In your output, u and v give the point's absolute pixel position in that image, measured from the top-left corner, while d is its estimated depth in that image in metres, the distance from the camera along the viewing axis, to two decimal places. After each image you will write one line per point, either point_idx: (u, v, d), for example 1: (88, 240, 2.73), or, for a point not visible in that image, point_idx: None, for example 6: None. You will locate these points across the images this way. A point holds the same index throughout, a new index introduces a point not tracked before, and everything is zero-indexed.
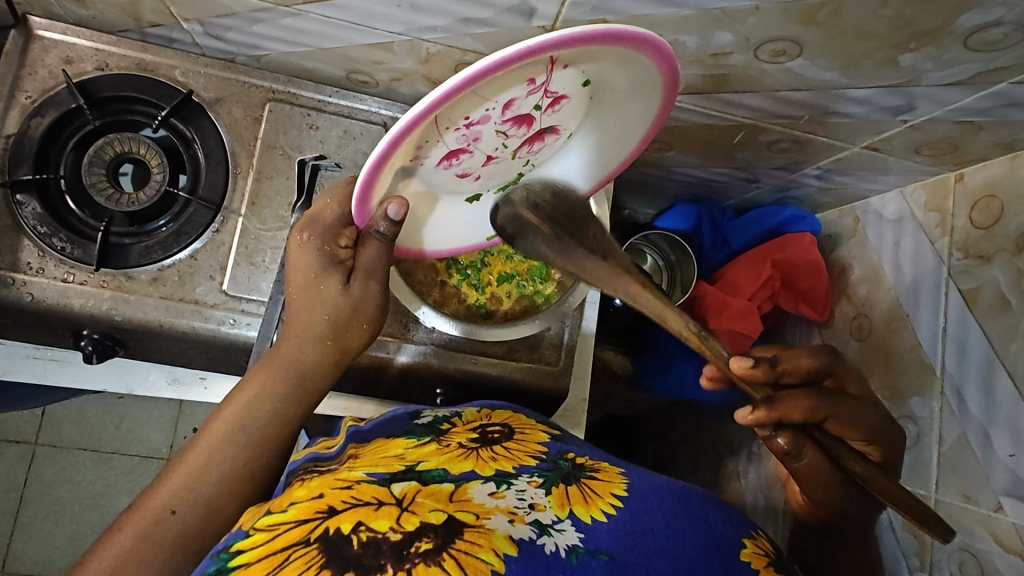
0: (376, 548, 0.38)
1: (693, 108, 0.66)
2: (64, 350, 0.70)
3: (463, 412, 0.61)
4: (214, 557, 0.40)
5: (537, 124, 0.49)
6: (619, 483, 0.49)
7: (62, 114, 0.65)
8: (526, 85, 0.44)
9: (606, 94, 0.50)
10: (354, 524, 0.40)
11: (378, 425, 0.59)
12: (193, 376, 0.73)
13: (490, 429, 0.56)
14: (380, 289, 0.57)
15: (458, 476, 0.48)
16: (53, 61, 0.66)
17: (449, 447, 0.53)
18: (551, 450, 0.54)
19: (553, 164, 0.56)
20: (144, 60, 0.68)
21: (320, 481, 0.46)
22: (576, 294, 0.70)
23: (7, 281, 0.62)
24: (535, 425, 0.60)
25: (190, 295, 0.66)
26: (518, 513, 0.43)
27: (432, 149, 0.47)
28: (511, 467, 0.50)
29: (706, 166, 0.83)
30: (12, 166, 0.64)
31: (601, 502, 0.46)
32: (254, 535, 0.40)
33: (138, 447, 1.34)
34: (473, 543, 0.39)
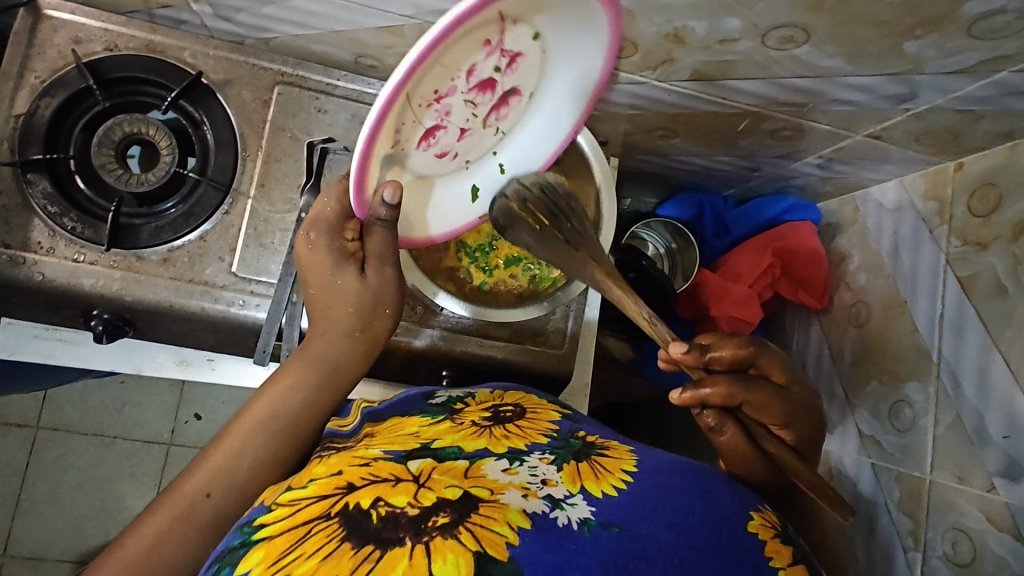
0: (395, 521, 0.39)
1: (697, 95, 0.67)
2: (72, 331, 0.71)
3: (476, 394, 0.62)
4: (238, 530, 0.42)
5: (500, 86, 0.51)
6: (629, 459, 0.51)
7: (72, 94, 0.65)
8: (487, 45, 0.46)
9: (559, 47, 0.51)
10: (373, 499, 0.41)
11: (391, 405, 0.61)
12: (201, 358, 0.74)
13: (503, 408, 0.58)
14: (395, 272, 0.58)
15: (472, 453, 0.49)
16: (62, 41, 0.66)
17: (463, 425, 0.54)
18: (562, 428, 0.55)
19: (521, 127, 0.58)
20: (153, 41, 0.68)
21: (339, 458, 0.48)
22: (584, 278, 0.70)
23: (18, 260, 0.63)
24: (546, 404, 0.61)
25: (199, 276, 0.67)
26: (531, 488, 0.44)
27: (409, 131, 0.49)
28: (522, 445, 0.51)
29: (708, 154, 0.84)
30: (22, 146, 0.64)
31: (612, 478, 0.47)
32: (277, 509, 0.42)
33: (139, 432, 1.34)
34: (489, 517, 0.40)
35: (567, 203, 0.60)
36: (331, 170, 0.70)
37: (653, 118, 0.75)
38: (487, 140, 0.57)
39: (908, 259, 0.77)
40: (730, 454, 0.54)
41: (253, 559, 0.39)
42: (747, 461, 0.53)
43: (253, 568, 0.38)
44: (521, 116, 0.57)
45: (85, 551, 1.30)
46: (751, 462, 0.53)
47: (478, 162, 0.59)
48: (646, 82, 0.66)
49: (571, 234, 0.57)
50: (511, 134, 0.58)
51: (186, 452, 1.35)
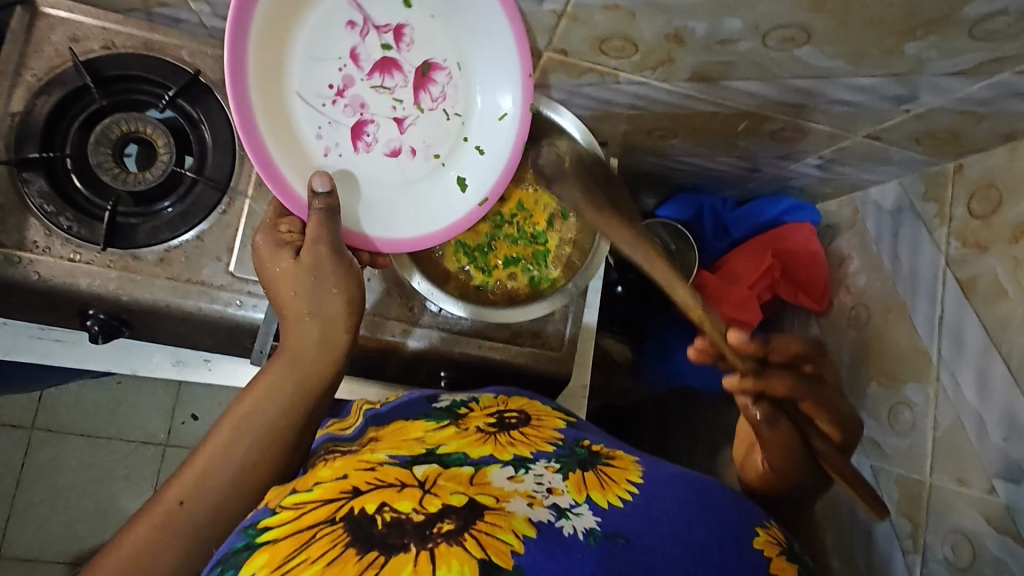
0: (400, 526, 0.39)
1: (697, 95, 0.67)
2: (68, 331, 0.70)
3: (480, 398, 0.62)
4: (242, 532, 0.42)
5: (404, 65, 0.65)
6: (634, 470, 0.50)
7: (69, 92, 0.65)
8: (353, 29, 0.63)
9: (440, 10, 0.63)
10: (378, 504, 0.41)
11: (395, 408, 0.61)
12: (197, 358, 0.74)
13: (508, 415, 0.58)
14: (331, 250, 0.59)
15: (478, 460, 0.49)
16: (59, 40, 0.65)
17: (467, 432, 0.54)
18: (567, 437, 0.55)
19: (472, 109, 0.68)
20: (151, 40, 0.68)
21: (344, 461, 0.47)
22: (581, 278, 0.70)
23: (13, 260, 0.62)
24: (550, 411, 0.61)
25: (196, 276, 0.66)
26: (537, 497, 0.44)
27: (339, 130, 0.65)
28: (528, 452, 0.51)
29: (708, 156, 0.84)
30: (18, 144, 0.63)
31: (617, 488, 0.47)
32: (282, 512, 0.42)
33: (136, 433, 1.34)
34: (494, 525, 0.40)
35: (612, 174, 0.67)
36: None
37: (653, 119, 0.75)
38: (443, 127, 0.68)
39: (908, 263, 0.77)
40: (773, 450, 0.51)
41: (257, 563, 0.38)
42: (792, 457, 0.51)
43: (257, 571, 0.38)
44: (464, 91, 0.67)
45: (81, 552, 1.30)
46: (795, 461, 0.51)
47: (452, 155, 0.69)
48: (646, 83, 0.66)
49: (614, 198, 0.64)
50: (469, 118, 0.68)
51: (183, 453, 1.35)
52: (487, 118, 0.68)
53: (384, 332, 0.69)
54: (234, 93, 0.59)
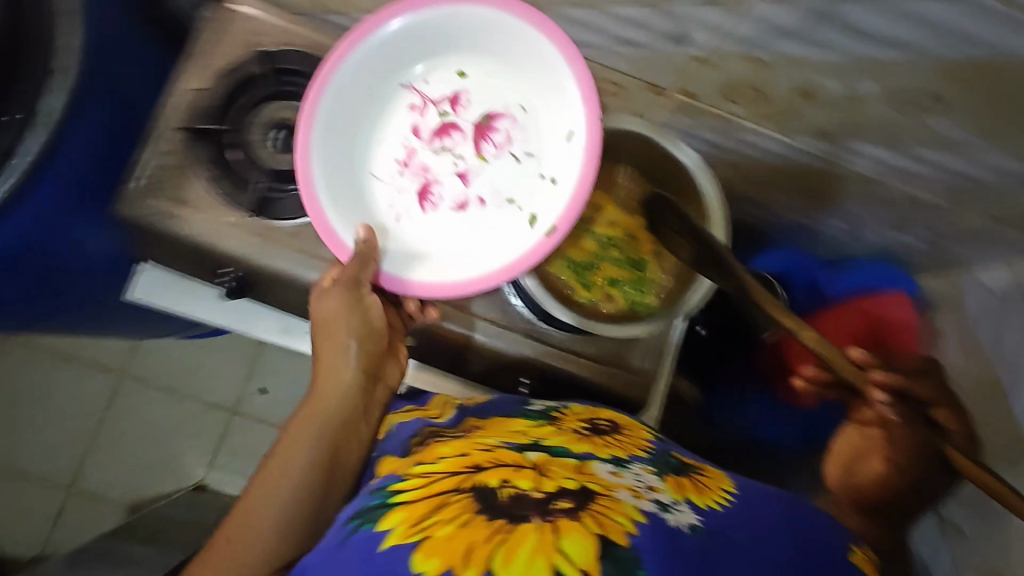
0: (521, 501, 0.43)
1: (814, 154, 0.69)
2: (199, 284, 0.79)
3: (571, 406, 0.64)
4: (375, 493, 0.48)
5: (462, 125, 0.66)
6: (725, 481, 0.52)
7: (242, 77, 0.73)
8: (412, 104, 0.66)
9: (494, 64, 0.64)
10: (500, 480, 0.46)
11: (492, 405, 0.64)
12: (304, 328, 0.82)
13: (600, 421, 0.60)
14: (348, 293, 0.60)
15: (579, 454, 0.51)
16: (244, 33, 0.75)
17: (565, 430, 0.56)
18: (657, 447, 0.56)
19: (535, 147, 0.65)
20: (318, 42, 0.76)
21: (460, 442, 0.53)
22: (695, 294, 0.67)
23: (171, 214, 0.71)
24: (638, 423, 0.63)
25: (319, 252, 0.73)
26: (639, 490, 0.46)
27: (406, 195, 0.66)
28: (623, 454, 0.53)
29: (808, 212, 0.86)
30: (195, 116, 0.73)
31: (713, 494, 0.49)
32: (411, 480, 0.48)
33: (209, 396, 1.43)
34: (607, 507, 0.43)
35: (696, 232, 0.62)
36: None
37: (763, 171, 0.78)
38: (507, 170, 0.66)
39: None
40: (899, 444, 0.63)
41: (397, 518, 0.44)
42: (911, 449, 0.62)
43: (396, 526, 0.43)
44: (527, 131, 0.65)
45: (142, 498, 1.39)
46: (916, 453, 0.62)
47: (522, 195, 0.64)
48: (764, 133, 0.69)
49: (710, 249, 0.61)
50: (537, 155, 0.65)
51: (247, 423, 1.43)
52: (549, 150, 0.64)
53: (478, 329, 0.74)
54: (301, 180, 0.59)
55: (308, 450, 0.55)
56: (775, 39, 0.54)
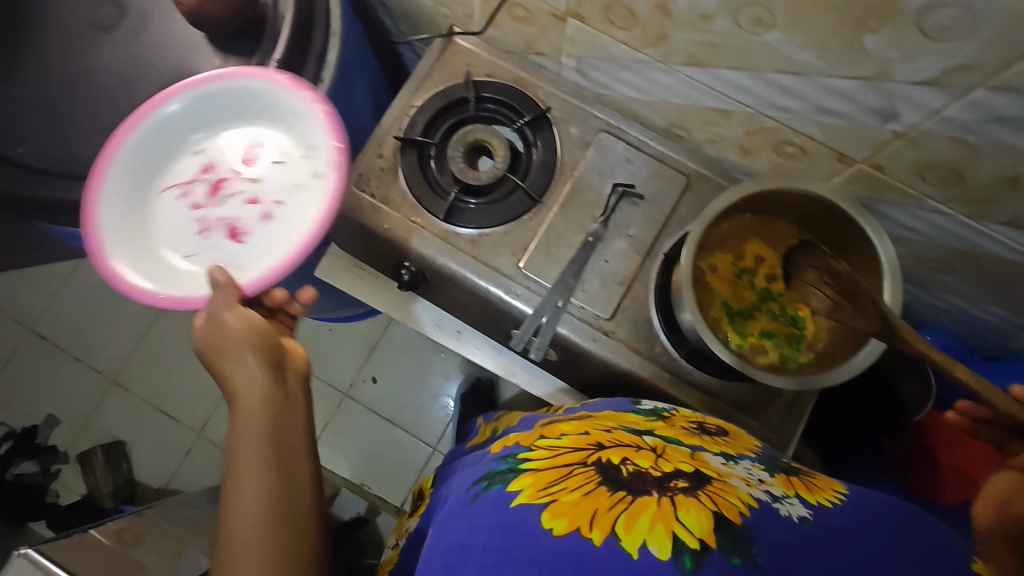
0: (642, 477, 0.48)
1: (1004, 240, 0.68)
2: (375, 273, 0.91)
3: (678, 409, 0.67)
4: (503, 461, 0.54)
5: (225, 176, 0.75)
6: (836, 486, 0.54)
7: (454, 100, 0.84)
8: (176, 188, 0.75)
9: (207, 111, 0.74)
10: (621, 458, 0.50)
11: (603, 402, 0.69)
12: (452, 328, 0.91)
13: (708, 423, 0.63)
14: (233, 311, 0.64)
15: (692, 445, 0.55)
16: (460, 62, 0.86)
17: (675, 425, 0.60)
18: (764, 451, 0.60)
19: (297, 153, 0.74)
20: (521, 77, 0.86)
21: (578, 426, 0.58)
22: (865, 354, 0.64)
23: (376, 209, 0.82)
24: (743, 432, 0.65)
25: (493, 261, 0.81)
26: (751, 481, 0.50)
27: (225, 255, 0.72)
28: (733, 451, 0.56)
29: (977, 300, 0.83)
30: (410, 129, 0.84)
31: (823, 493, 0.52)
32: (535, 452, 0.53)
33: (328, 374, 1.57)
34: (722, 490, 0.47)
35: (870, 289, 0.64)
36: (622, 210, 0.82)
37: (937, 250, 0.77)
38: (272, 181, 0.75)
39: None
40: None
41: (524, 481, 0.49)
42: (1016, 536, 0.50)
43: (525, 487, 0.48)
44: (270, 157, 0.75)
45: None
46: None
47: (309, 176, 0.73)
48: (950, 214, 0.69)
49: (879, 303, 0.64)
50: (300, 148, 0.74)
51: (356, 406, 1.55)
52: (302, 146, 0.74)
53: (625, 359, 0.78)
54: (142, 291, 0.68)
55: (253, 435, 0.60)
56: (991, 126, 0.55)
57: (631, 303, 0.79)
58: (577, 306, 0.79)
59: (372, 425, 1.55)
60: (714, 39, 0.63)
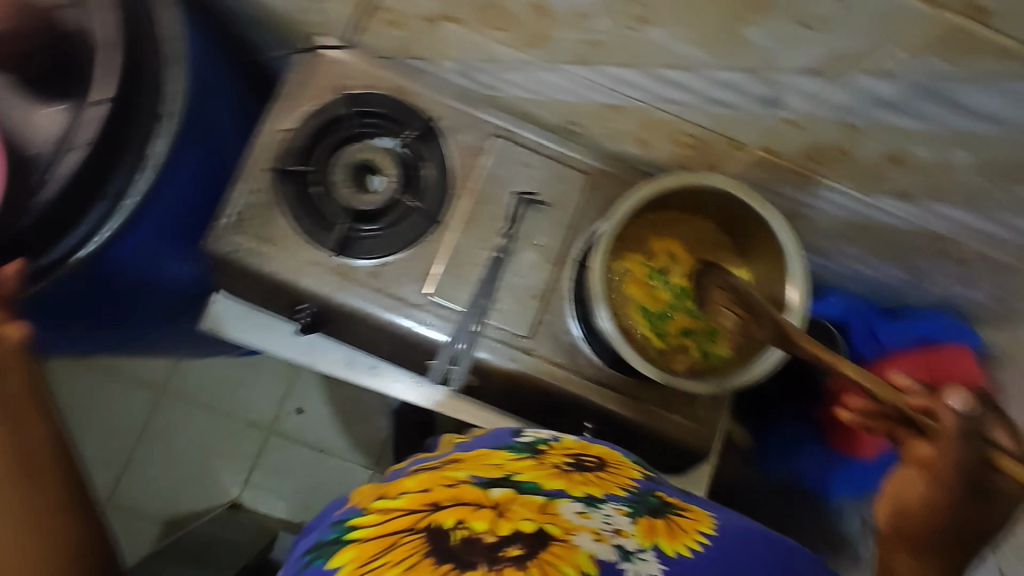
0: (472, 546, 0.43)
1: (891, 210, 0.70)
2: (269, 316, 0.79)
3: (564, 438, 0.58)
4: (334, 525, 0.48)
5: None
6: (706, 521, 0.51)
7: (329, 119, 0.76)
8: None
9: None
10: (455, 521, 0.44)
11: (479, 438, 0.59)
12: (366, 362, 0.80)
13: (585, 456, 0.55)
14: None
15: (550, 491, 0.48)
16: (329, 75, 0.77)
17: (545, 464, 0.52)
18: (641, 485, 0.53)
19: None
20: (400, 85, 0.79)
21: (428, 474, 0.50)
22: (770, 357, 0.64)
23: (257, 251, 0.73)
24: (629, 458, 0.58)
25: (398, 291, 0.74)
26: (603, 534, 0.45)
27: None
28: (599, 492, 0.50)
29: (872, 262, 0.86)
30: (283, 157, 0.75)
31: (686, 537, 0.47)
32: (369, 515, 0.47)
33: (246, 413, 1.45)
34: (557, 557, 0.42)
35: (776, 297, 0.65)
36: (526, 219, 0.78)
37: (833, 222, 0.78)
38: None
39: None
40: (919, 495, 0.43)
41: (347, 556, 0.44)
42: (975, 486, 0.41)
43: (346, 564, 0.43)
44: None
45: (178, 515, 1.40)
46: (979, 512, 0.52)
47: None
48: (842, 189, 0.70)
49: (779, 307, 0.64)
50: None
51: (283, 441, 1.44)
52: None
53: (548, 375, 0.75)
54: None
55: None
56: (870, 109, 0.55)
57: (547, 316, 0.76)
58: (493, 328, 0.75)
59: (302, 459, 1.45)
60: (596, 37, 0.59)
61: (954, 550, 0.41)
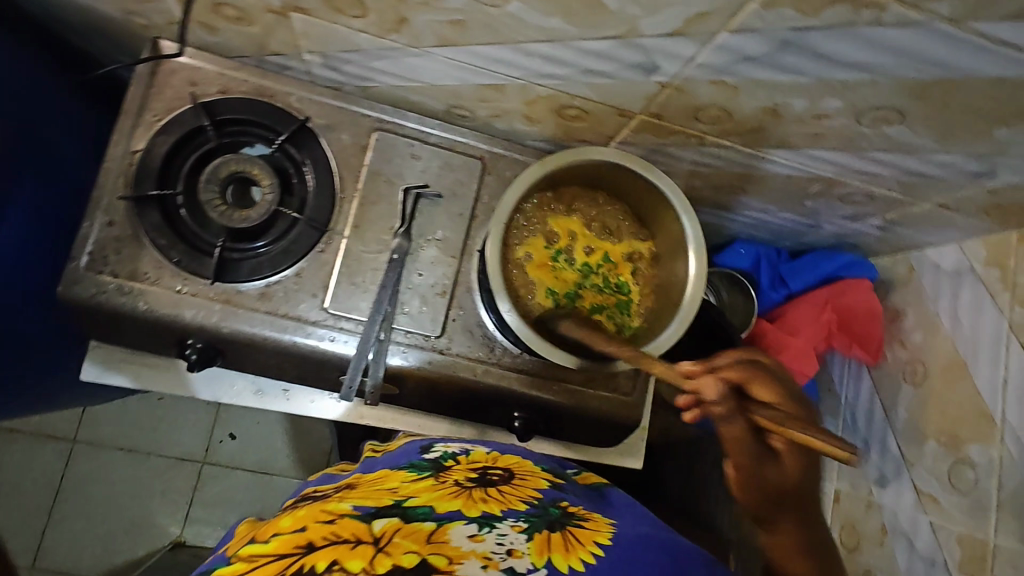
0: None
1: (779, 159, 0.71)
2: (159, 357, 0.74)
3: (472, 452, 0.69)
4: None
5: None
6: (605, 532, 0.56)
7: (186, 132, 0.69)
8: None
9: None
10: (329, 562, 0.45)
11: (389, 457, 0.68)
12: (277, 388, 0.77)
13: (490, 472, 0.63)
14: None
15: (442, 515, 0.53)
16: (179, 83, 0.69)
17: (446, 482, 0.59)
18: (544, 497, 0.60)
19: None
20: (263, 85, 0.72)
21: (310, 512, 0.53)
22: (677, 323, 0.64)
23: (125, 290, 0.65)
24: (536, 472, 0.66)
25: (293, 311, 0.70)
26: (493, 559, 0.48)
27: None
28: (497, 510, 0.55)
29: (772, 211, 0.88)
30: (137, 181, 0.67)
31: (580, 551, 0.51)
32: (235, 563, 0.47)
33: (173, 449, 1.36)
34: None
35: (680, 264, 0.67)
36: (422, 214, 0.74)
37: (730, 177, 0.79)
38: None
39: (969, 326, 0.79)
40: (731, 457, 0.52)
41: None
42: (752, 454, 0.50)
43: None
44: None
45: (113, 568, 1.31)
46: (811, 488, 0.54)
47: None
48: (730, 146, 0.70)
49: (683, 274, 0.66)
50: None
51: (218, 471, 1.36)
52: None
53: (467, 371, 0.73)
54: None
55: None
56: (741, 66, 0.53)
57: (458, 312, 0.74)
58: (402, 333, 0.72)
59: (242, 485, 1.37)
60: (456, 16, 0.55)
61: (777, 502, 0.52)
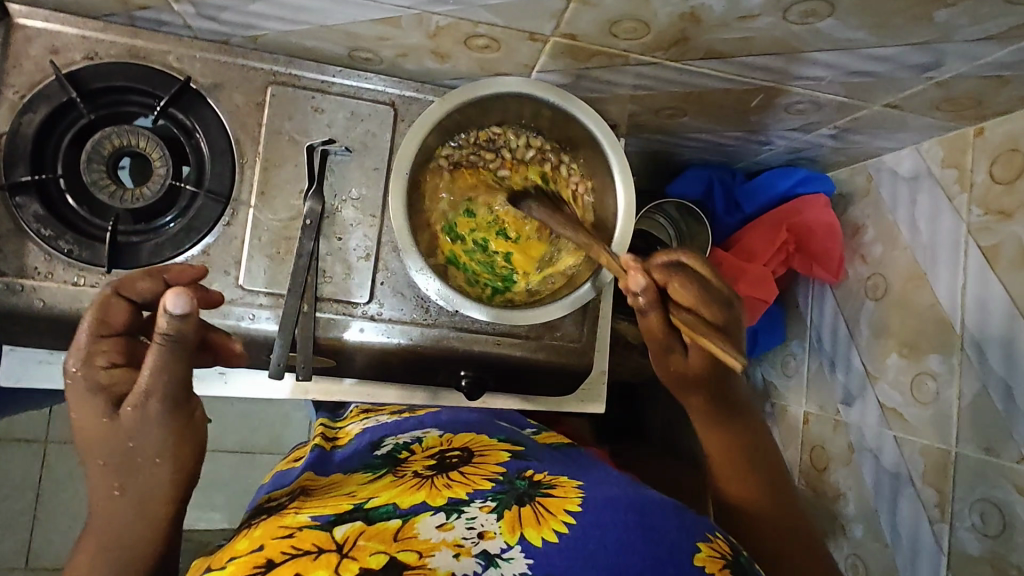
0: None
1: (711, 72, 0.65)
2: None
3: (424, 438, 0.69)
4: None
5: None
6: (574, 497, 0.53)
7: (56, 108, 0.62)
8: None
9: None
10: None
11: (341, 456, 0.69)
12: (212, 371, 0.71)
13: (448, 455, 0.63)
14: (161, 407, 0.51)
15: (408, 510, 0.51)
16: (38, 52, 0.62)
17: (403, 476, 0.59)
18: (508, 471, 0.59)
19: None
20: (135, 46, 0.64)
21: (266, 530, 0.50)
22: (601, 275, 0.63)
23: (15, 288, 0.62)
24: (496, 446, 0.65)
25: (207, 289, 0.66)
26: (465, 545, 0.46)
27: None
28: (463, 494, 0.54)
29: (718, 131, 0.82)
30: (8, 166, 0.61)
31: (553, 521, 0.50)
32: None
33: None
34: None
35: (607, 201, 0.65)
36: (333, 173, 0.68)
37: (667, 98, 0.73)
38: None
39: (927, 232, 0.76)
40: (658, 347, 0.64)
41: None
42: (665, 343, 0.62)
43: None
44: None
45: None
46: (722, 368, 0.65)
47: None
48: (657, 63, 0.63)
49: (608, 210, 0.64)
50: None
51: None
52: None
53: (402, 336, 0.70)
54: None
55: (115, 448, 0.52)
56: None
57: (385, 275, 0.70)
58: (328, 303, 0.68)
59: (225, 465, 1.36)
60: None
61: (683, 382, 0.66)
